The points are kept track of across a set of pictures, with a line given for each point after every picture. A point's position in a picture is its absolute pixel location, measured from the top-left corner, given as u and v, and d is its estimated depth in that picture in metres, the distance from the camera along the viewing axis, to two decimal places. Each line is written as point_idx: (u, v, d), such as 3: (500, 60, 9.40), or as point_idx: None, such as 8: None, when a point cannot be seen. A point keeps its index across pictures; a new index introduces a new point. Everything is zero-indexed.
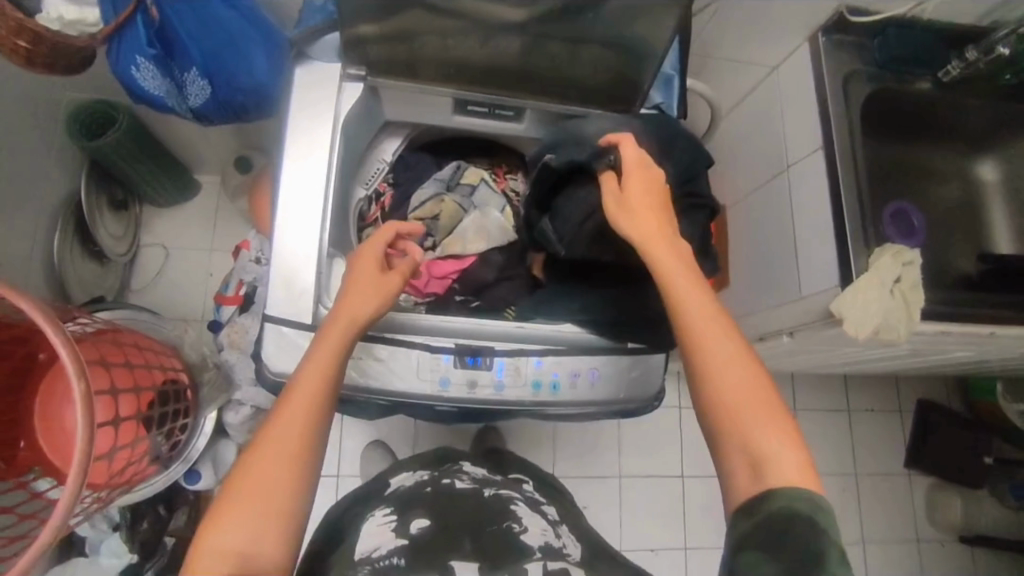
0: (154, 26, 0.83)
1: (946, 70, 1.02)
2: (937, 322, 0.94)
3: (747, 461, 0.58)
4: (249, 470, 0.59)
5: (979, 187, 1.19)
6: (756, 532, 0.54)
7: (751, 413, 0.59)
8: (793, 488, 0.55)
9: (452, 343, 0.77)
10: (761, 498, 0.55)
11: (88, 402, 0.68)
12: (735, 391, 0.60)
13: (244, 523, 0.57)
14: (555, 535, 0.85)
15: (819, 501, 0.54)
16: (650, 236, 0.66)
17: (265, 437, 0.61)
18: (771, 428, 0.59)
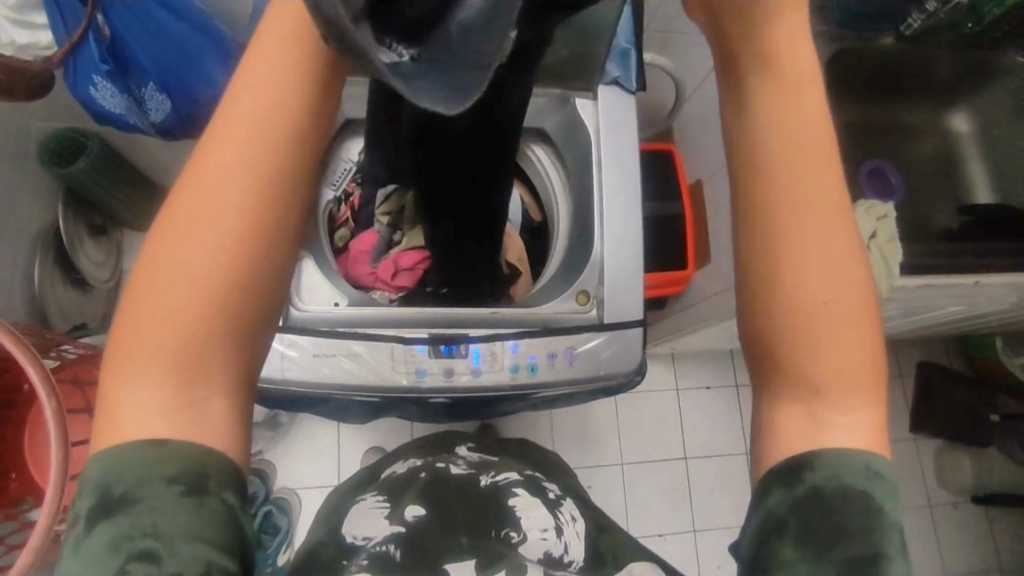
0: (105, 42, 0.83)
1: (908, 22, 1.01)
2: (917, 276, 0.93)
3: (810, 416, 0.47)
4: (160, 292, 0.42)
5: (954, 139, 1.18)
6: (801, 501, 0.44)
7: (836, 360, 0.46)
8: (848, 455, 0.45)
9: (425, 334, 0.77)
10: (803, 464, 0.45)
11: (62, 421, 0.69)
12: (835, 295, 0.46)
13: (166, 364, 0.41)
14: (556, 534, 0.83)
15: (877, 468, 0.45)
16: (779, 91, 0.47)
17: (176, 248, 0.42)
18: (856, 380, 0.46)
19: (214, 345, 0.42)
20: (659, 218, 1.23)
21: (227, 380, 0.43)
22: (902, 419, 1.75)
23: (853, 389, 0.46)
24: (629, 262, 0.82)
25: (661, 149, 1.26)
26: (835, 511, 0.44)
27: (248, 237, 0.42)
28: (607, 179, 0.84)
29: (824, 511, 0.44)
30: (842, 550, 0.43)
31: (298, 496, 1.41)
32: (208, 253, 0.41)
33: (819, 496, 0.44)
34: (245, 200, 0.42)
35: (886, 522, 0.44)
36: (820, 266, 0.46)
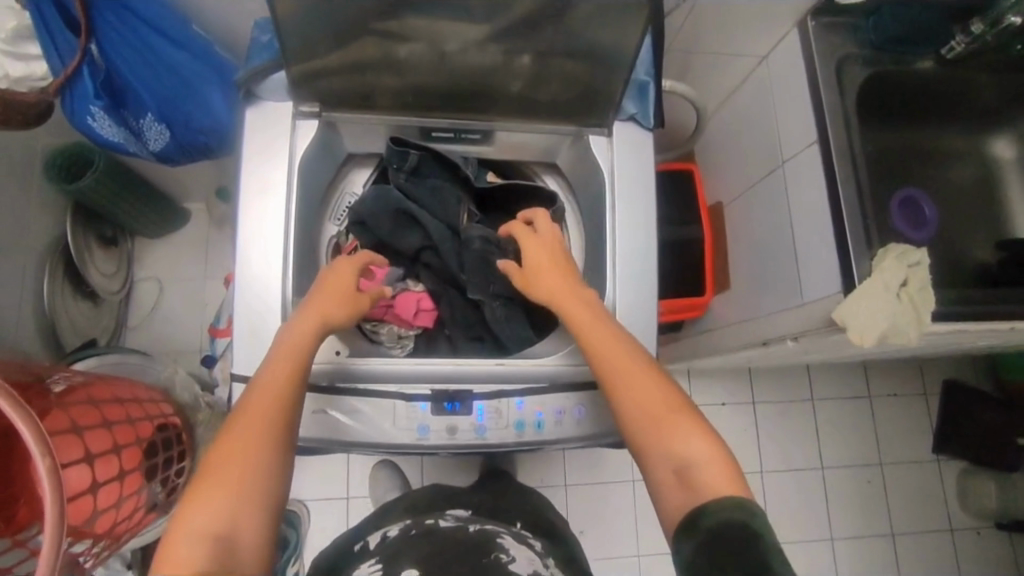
0: (100, 74, 0.80)
1: (950, 46, 0.93)
2: (950, 323, 0.88)
3: (676, 471, 0.59)
4: (225, 460, 0.55)
5: (994, 165, 1.11)
6: (699, 550, 0.52)
7: (659, 418, 0.62)
8: (723, 499, 0.55)
9: (428, 390, 0.75)
10: (698, 514, 0.55)
11: (57, 482, 0.66)
12: (644, 394, 0.63)
13: (216, 512, 0.52)
14: (545, 567, 0.80)
15: (749, 505, 0.54)
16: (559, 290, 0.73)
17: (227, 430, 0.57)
18: (680, 427, 0.61)
19: (251, 496, 0.54)
20: (676, 242, 1.18)
21: (257, 525, 0.54)
22: (924, 439, 1.70)
23: (683, 433, 0.60)
24: (641, 308, 0.81)
25: (679, 170, 1.20)
26: (731, 543, 0.51)
27: (281, 415, 0.59)
28: (621, 223, 0.82)
29: (722, 546, 0.51)
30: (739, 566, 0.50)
31: (308, 508, 1.41)
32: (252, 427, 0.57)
33: (717, 536, 0.52)
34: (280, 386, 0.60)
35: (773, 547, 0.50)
36: (621, 372, 0.65)
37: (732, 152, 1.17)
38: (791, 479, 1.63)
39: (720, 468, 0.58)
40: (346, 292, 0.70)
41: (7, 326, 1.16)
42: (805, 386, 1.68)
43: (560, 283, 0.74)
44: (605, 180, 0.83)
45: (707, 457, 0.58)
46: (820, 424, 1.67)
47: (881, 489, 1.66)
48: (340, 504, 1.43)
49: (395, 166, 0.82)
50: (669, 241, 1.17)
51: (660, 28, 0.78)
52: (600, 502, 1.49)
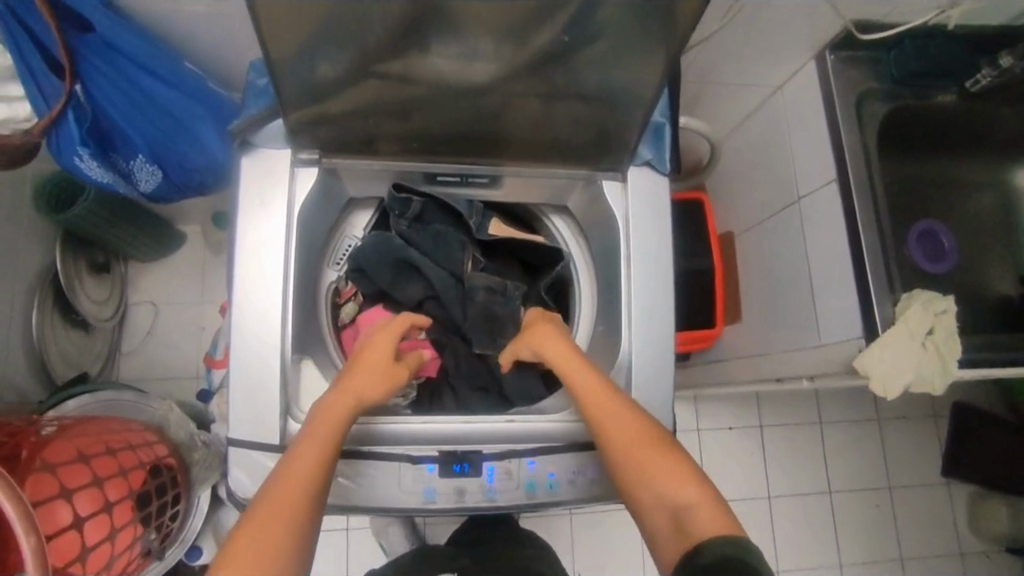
0: (87, 118, 0.76)
1: (975, 79, 0.89)
2: (975, 369, 0.84)
3: (670, 519, 0.58)
4: (243, 555, 0.52)
5: (1014, 196, 1.08)
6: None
7: (655, 470, 0.61)
8: (716, 534, 0.54)
9: (435, 451, 0.71)
10: (692, 550, 0.54)
11: (43, 560, 0.63)
12: (636, 446, 0.62)
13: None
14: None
15: (744, 542, 0.53)
16: (549, 344, 0.72)
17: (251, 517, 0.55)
18: (676, 480, 0.60)
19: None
20: (688, 274, 1.14)
21: None
22: (933, 462, 1.68)
23: (677, 484, 0.59)
24: (657, 359, 0.77)
25: (690, 198, 1.17)
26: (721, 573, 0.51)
27: (309, 501, 0.56)
28: (636, 271, 0.78)
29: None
30: None
31: None
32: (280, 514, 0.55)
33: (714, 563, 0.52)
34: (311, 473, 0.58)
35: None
36: (620, 429, 0.64)
37: (744, 181, 1.14)
38: (799, 504, 1.60)
39: (712, 513, 0.57)
40: (385, 368, 0.68)
41: None
42: (813, 408, 1.65)
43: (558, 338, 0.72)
44: (619, 225, 0.79)
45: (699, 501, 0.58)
46: (828, 448, 1.64)
47: (890, 513, 1.63)
48: (340, 535, 1.39)
49: (397, 212, 0.79)
50: (680, 273, 1.13)
51: (677, 82, 0.77)
52: (607, 531, 1.46)
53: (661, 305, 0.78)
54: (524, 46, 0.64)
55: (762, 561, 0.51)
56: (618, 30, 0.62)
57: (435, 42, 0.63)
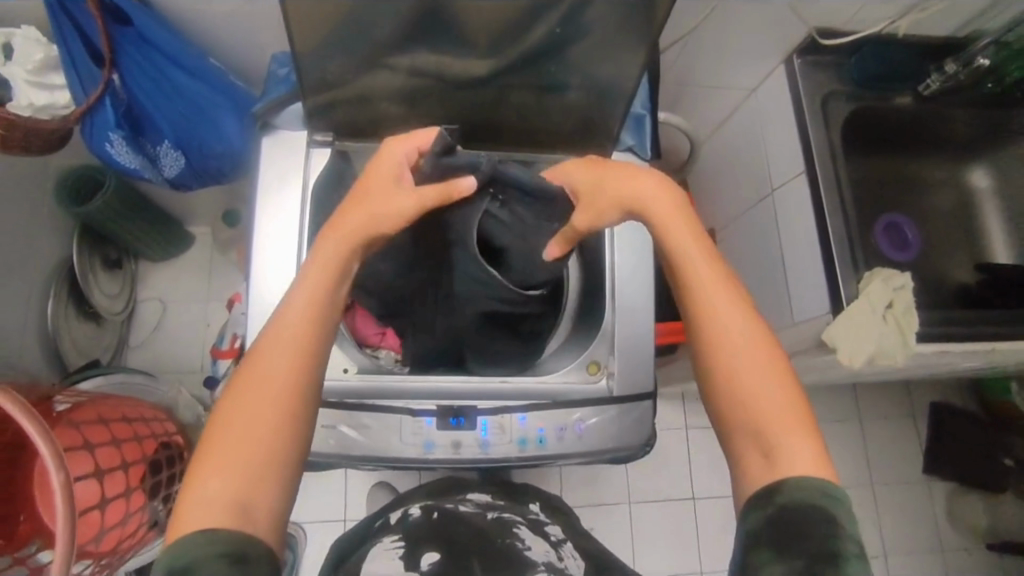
0: (122, 105, 0.84)
1: (926, 83, 0.99)
2: (932, 343, 0.92)
3: (761, 450, 0.55)
4: (237, 422, 0.52)
5: (971, 194, 1.16)
6: (773, 522, 0.50)
7: (758, 394, 0.56)
8: (804, 475, 0.52)
9: (434, 406, 0.78)
10: (772, 488, 0.52)
11: (70, 496, 0.68)
12: (740, 349, 0.57)
13: (235, 473, 0.50)
14: (558, 556, 0.92)
15: (832, 492, 0.51)
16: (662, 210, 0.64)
17: (241, 385, 0.54)
18: (781, 411, 0.55)
19: (272, 457, 0.52)
20: None
21: (272, 493, 0.51)
22: (915, 461, 1.72)
23: (782, 421, 0.55)
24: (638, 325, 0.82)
25: None
26: (806, 521, 0.49)
27: (297, 365, 0.54)
28: None
29: (793, 525, 0.49)
30: (809, 542, 0.48)
31: (305, 530, 1.41)
32: (269, 381, 0.53)
33: (785, 516, 0.50)
34: (297, 338, 0.55)
35: (844, 539, 0.48)
36: (739, 334, 0.58)
37: (723, 179, 1.22)
38: None
39: (811, 458, 0.54)
40: (389, 207, 0.62)
41: (11, 346, 1.17)
42: None
43: (671, 212, 0.63)
44: None
45: (804, 450, 0.54)
46: None
47: (873, 510, 1.67)
48: (338, 525, 1.43)
49: None
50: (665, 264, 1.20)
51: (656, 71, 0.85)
52: (598, 523, 1.50)
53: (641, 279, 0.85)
54: (519, 39, 0.73)
55: (846, 515, 0.50)
56: (603, 25, 0.70)
57: (439, 33, 0.71)
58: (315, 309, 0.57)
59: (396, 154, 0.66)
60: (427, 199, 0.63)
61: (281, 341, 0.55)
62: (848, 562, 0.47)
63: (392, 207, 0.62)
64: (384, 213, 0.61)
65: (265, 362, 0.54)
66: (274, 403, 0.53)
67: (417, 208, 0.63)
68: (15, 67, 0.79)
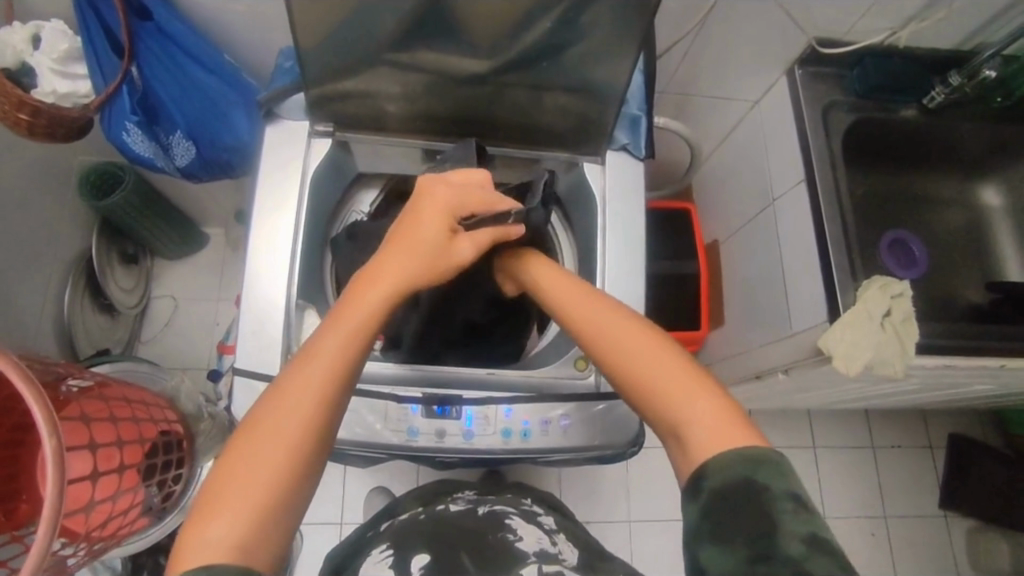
0: (138, 94, 0.87)
1: (931, 96, 0.98)
2: (935, 356, 0.90)
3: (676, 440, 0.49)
4: (255, 451, 0.45)
5: (982, 212, 1.14)
6: (703, 514, 0.44)
7: (647, 380, 0.51)
8: (720, 448, 0.46)
9: (419, 393, 0.78)
10: (698, 474, 0.46)
11: (60, 461, 0.69)
12: (633, 359, 0.53)
13: (240, 507, 0.44)
14: (550, 542, 0.86)
15: (752, 455, 0.45)
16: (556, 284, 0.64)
17: (263, 407, 0.47)
18: (676, 382, 0.50)
19: (285, 489, 0.45)
20: (673, 277, 1.20)
21: (280, 535, 0.45)
22: (931, 492, 1.64)
23: (683, 394, 0.50)
24: None
25: (676, 208, 1.24)
26: (730, 508, 0.43)
27: (326, 392, 0.48)
28: (610, 243, 0.86)
29: (725, 513, 0.43)
30: (742, 526, 0.42)
31: (300, 531, 1.40)
32: (296, 406, 0.47)
33: (717, 501, 0.44)
34: (332, 361, 0.49)
35: (777, 506, 0.42)
36: (611, 334, 0.55)
37: (727, 191, 1.22)
38: None
39: (718, 416, 0.48)
40: (442, 250, 0.60)
41: (26, 333, 1.21)
42: (806, 433, 1.65)
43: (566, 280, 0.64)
44: (596, 205, 0.88)
45: (703, 412, 0.48)
46: (821, 472, 1.63)
47: (887, 543, 1.59)
48: (333, 528, 1.42)
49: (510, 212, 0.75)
50: (666, 274, 1.20)
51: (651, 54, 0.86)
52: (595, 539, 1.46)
53: (632, 277, 0.86)
54: (513, 39, 0.75)
55: (777, 476, 0.44)
56: (599, 27, 0.72)
57: (437, 31, 0.74)
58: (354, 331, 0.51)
59: (443, 197, 0.63)
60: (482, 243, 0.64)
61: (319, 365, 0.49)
62: (785, 529, 0.42)
63: (452, 256, 0.61)
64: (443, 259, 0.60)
65: (294, 383, 0.48)
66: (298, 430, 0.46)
67: (473, 254, 0.63)
68: (42, 56, 0.84)
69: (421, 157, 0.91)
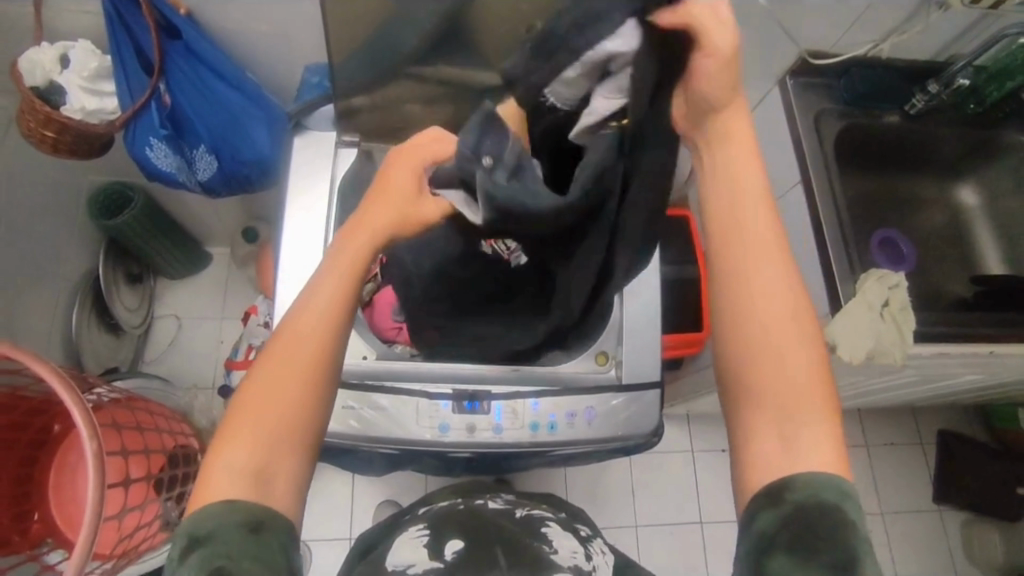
0: (165, 110, 0.90)
1: (912, 103, 1.05)
2: (932, 343, 0.95)
3: (779, 432, 0.51)
4: (261, 399, 0.51)
5: (962, 212, 1.21)
6: (784, 527, 0.47)
7: (775, 382, 0.53)
8: (815, 475, 0.49)
9: (449, 389, 0.80)
10: (783, 484, 0.49)
11: (100, 463, 0.70)
12: (782, 350, 0.53)
13: (255, 447, 0.50)
14: (585, 558, 0.79)
15: (849, 492, 0.48)
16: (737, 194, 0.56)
17: (262, 365, 0.52)
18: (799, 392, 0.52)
19: (290, 437, 0.51)
20: (675, 279, 1.25)
21: (294, 471, 0.51)
22: (924, 488, 1.69)
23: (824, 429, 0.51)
24: (647, 321, 0.86)
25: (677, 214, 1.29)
26: (817, 526, 0.46)
27: (321, 348, 0.53)
28: None
29: (805, 529, 0.46)
30: (830, 553, 0.45)
31: (308, 547, 1.39)
32: (291, 365, 0.52)
33: (801, 513, 0.47)
34: (321, 327, 0.53)
35: (859, 538, 0.46)
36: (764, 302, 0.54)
37: None
38: None
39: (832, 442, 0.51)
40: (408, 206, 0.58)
41: (36, 351, 1.21)
42: None
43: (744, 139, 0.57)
44: None
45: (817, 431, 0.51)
46: None
47: (884, 539, 1.63)
48: (343, 543, 1.41)
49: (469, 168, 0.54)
50: (670, 277, 1.25)
51: None
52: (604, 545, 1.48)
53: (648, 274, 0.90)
54: None
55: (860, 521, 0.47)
56: None
57: (460, 44, 0.78)
58: (341, 293, 0.54)
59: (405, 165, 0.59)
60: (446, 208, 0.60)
61: (307, 327, 0.53)
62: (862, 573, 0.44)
63: (417, 211, 0.58)
64: (412, 213, 0.58)
65: (290, 342, 0.52)
66: (295, 384, 0.52)
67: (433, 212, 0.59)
68: (71, 74, 0.86)
69: None
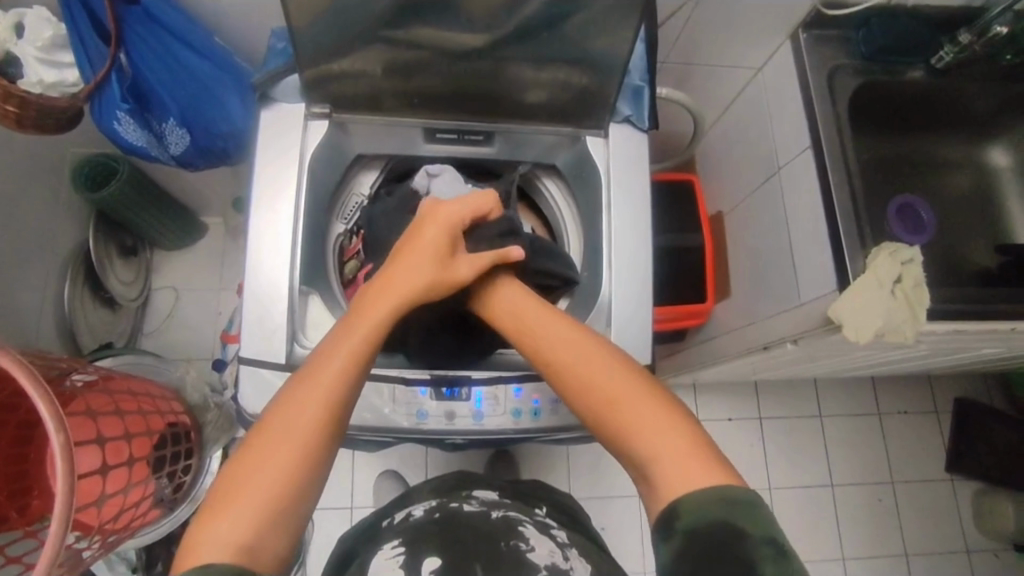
0: (127, 81, 0.85)
1: (939, 56, 0.95)
2: (947, 321, 0.89)
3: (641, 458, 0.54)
4: (258, 460, 0.51)
5: (990, 174, 1.13)
6: (682, 555, 0.47)
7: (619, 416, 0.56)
8: (695, 492, 0.50)
9: (427, 375, 0.78)
10: (673, 513, 0.50)
11: (69, 456, 0.69)
12: (608, 393, 0.57)
13: (243, 508, 0.49)
14: (563, 557, 0.77)
15: (732, 498, 0.49)
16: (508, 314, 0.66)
17: (262, 428, 0.53)
18: (636, 417, 0.55)
19: (280, 502, 0.50)
20: (678, 251, 1.19)
21: (280, 534, 0.50)
22: (937, 457, 1.65)
23: (650, 428, 0.54)
24: (636, 302, 0.84)
25: (680, 179, 1.22)
26: (712, 549, 0.46)
27: (330, 412, 0.54)
28: (616, 213, 0.86)
29: (700, 551, 0.47)
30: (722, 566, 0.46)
31: (311, 516, 1.40)
32: (295, 428, 0.53)
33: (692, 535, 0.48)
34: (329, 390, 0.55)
35: (757, 546, 0.46)
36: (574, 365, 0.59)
37: (732, 161, 1.20)
38: (805, 497, 1.58)
39: (688, 453, 0.52)
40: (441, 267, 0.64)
41: (28, 330, 1.20)
42: (813, 402, 1.65)
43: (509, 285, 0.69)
44: (601, 181, 0.87)
45: (669, 446, 0.53)
46: (829, 440, 1.63)
47: (894, 508, 1.60)
48: (344, 513, 1.42)
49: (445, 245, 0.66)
50: (672, 248, 1.19)
51: (653, 34, 0.84)
52: (605, 516, 1.47)
53: (642, 246, 0.86)
54: (514, 13, 0.72)
55: (752, 525, 0.47)
56: None
57: (431, 8, 0.71)
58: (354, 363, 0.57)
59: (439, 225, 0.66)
60: (482, 266, 0.67)
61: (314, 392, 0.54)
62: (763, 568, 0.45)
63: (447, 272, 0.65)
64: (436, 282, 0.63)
65: (296, 407, 0.53)
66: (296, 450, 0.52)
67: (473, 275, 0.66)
68: (26, 45, 0.81)
69: (427, 137, 0.90)
